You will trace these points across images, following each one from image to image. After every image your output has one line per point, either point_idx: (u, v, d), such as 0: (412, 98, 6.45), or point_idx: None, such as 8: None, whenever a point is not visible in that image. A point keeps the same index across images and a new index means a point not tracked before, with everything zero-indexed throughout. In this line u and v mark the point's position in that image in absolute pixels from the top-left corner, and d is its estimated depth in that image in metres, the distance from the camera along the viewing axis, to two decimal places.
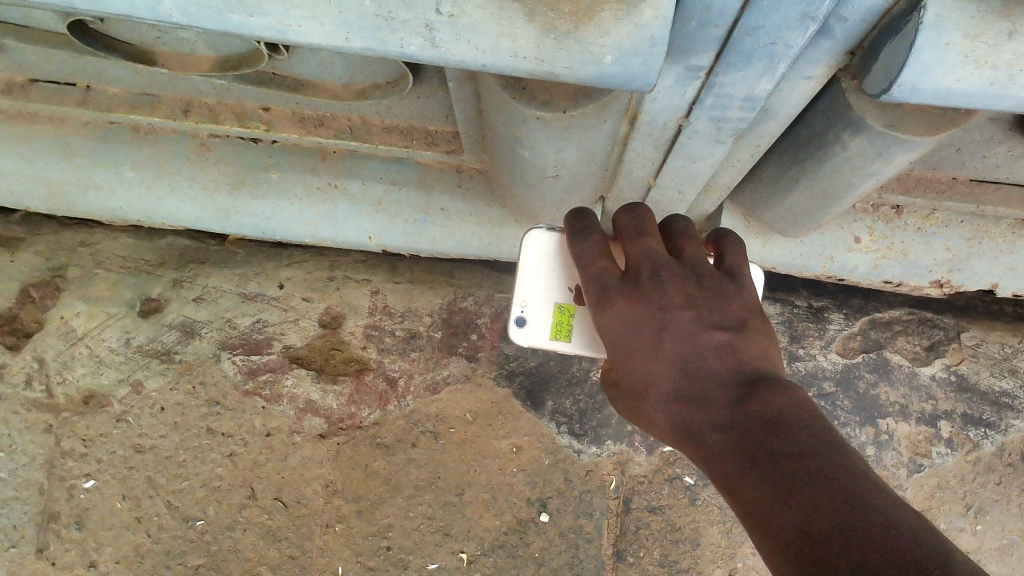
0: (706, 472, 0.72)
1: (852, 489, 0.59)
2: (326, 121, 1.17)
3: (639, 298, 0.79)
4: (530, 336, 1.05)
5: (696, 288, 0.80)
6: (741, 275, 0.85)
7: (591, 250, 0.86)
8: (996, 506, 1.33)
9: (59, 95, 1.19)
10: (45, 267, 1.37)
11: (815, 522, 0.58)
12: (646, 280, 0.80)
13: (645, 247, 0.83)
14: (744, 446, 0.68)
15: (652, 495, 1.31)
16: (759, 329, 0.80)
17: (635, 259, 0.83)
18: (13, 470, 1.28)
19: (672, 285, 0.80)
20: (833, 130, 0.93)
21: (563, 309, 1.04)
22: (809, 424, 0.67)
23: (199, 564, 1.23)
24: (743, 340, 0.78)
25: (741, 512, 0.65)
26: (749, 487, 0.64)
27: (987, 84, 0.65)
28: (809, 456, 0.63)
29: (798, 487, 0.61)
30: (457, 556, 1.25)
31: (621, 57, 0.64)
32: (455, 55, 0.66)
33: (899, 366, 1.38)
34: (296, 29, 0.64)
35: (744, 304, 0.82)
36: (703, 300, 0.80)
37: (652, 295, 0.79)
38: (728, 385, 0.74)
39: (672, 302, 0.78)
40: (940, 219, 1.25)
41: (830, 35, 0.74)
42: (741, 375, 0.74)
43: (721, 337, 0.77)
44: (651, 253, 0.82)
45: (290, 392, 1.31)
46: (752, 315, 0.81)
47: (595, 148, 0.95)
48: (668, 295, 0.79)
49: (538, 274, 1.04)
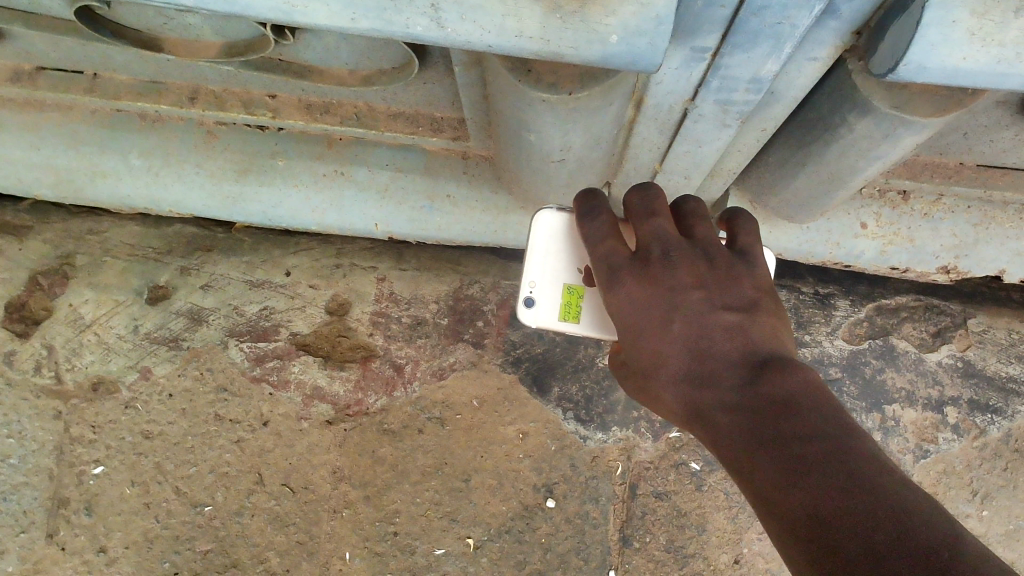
0: (714, 452, 0.73)
1: (860, 470, 0.60)
2: (333, 108, 1.18)
3: (649, 278, 0.78)
4: (537, 317, 1.06)
5: (706, 268, 0.80)
6: (752, 256, 0.84)
7: (601, 231, 0.85)
8: (1002, 491, 1.33)
9: (66, 83, 1.20)
10: (52, 255, 1.37)
11: (824, 503, 0.58)
12: (656, 260, 0.79)
13: (656, 227, 0.82)
14: (753, 427, 0.68)
15: (658, 481, 1.32)
16: (769, 310, 0.80)
17: (644, 240, 0.82)
18: (22, 456, 1.29)
19: (683, 266, 0.79)
20: (840, 113, 0.92)
21: (571, 290, 1.04)
22: (818, 405, 0.67)
23: (208, 549, 1.24)
24: (753, 321, 0.77)
25: (750, 492, 0.66)
26: (758, 467, 0.65)
27: (994, 62, 0.64)
28: (816, 436, 0.63)
29: (807, 469, 0.61)
30: (463, 542, 1.25)
31: (628, 37, 0.64)
32: (461, 36, 0.66)
33: (905, 352, 1.38)
34: (303, 10, 0.64)
35: (755, 285, 0.81)
36: (714, 281, 0.79)
37: (661, 276, 0.78)
38: (738, 366, 0.74)
39: (683, 283, 0.78)
40: (947, 205, 1.24)
41: (836, 15, 0.73)
42: (750, 357, 0.74)
43: (731, 318, 0.77)
44: (662, 233, 0.81)
45: (297, 378, 1.32)
46: (762, 296, 0.81)
47: (601, 132, 0.95)
48: (679, 276, 0.78)
49: (547, 255, 1.04)
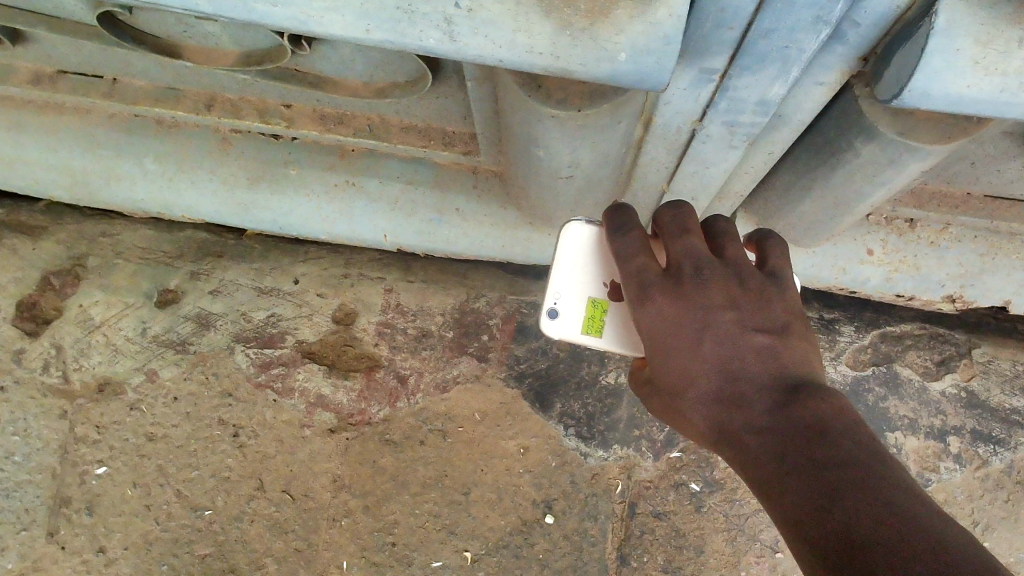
0: (741, 474, 0.74)
1: (898, 502, 0.60)
2: (347, 119, 1.20)
3: (680, 296, 0.78)
4: (561, 329, 1.05)
5: (738, 288, 0.79)
6: (783, 279, 0.84)
7: (631, 246, 0.84)
8: (1004, 523, 1.32)
9: (86, 87, 1.22)
10: (66, 257, 1.40)
11: (859, 530, 0.59)
12: (688, 278, 0.79)
13: (688, 245, 0.81)
14: (785, 452, 0.68)
15: (658, 501, 1.31)
16: (800, 334, 0.80)
17: (677, 256, 0.81)
18: (27, 454, 1.30)
19: (715, 285, 0.78)
20: (846, 138, 0.93)
21: (596, 304, 1.04)
22: (852, 432, 0.67)
23: (207, 553, 1.24)
24: (784, 345, 0.78)
25: (777, 516, 0.66)
26: (788, 491, 0.66)
27: (997, 91, 0.66)
28: (850, 464, 0.64)
29: (839, 495, 0.62)
30: (461, 555, 1.25)
31: (636, 56, 0.65)
32: (473, 49, 0.67)
33: (909, 380, 1.38)
34: (319, 20, 0.65)
35: (785, 307, 0.81)
36: (746, 301, 0.79)
37: (692, 294, 0.78)
38: (768, 389, 0.74)
39: (714, 302, 0.77)
40: (954, 234, 1.25)
41: (843, 40, 0.74)
42: (781, 380, 0.75)
43: (762, 340, 0.77)
44: (694, 251, 0.80)
45: (301, 385, 1.32)
46: (794, 319, 0.81)
47: (609, 150, 0.96)
48: (711, 295, 0.78)
49: (574, 268, 1.04)
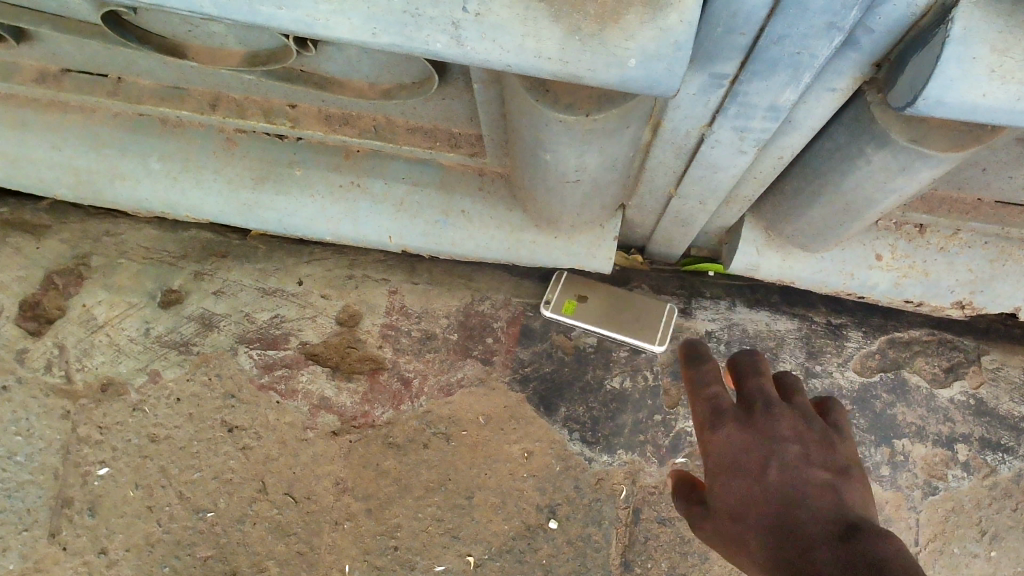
0: None
1: None
2: (351, 120, 1.19)
3: (750, 425, 0.78)
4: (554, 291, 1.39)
5: (809, 430, 0.78)
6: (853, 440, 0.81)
7: (709, 374, 0.86)
8: (1012, 533, 1.29)
9: (91, 86, 1.22)
10: (70, 256, 1.40)
11: None
12: (761, 411, 0.79)
13: (762, 384, 0.83)
14: None
15: (663, 506, 1.29)
16: (869, 490, 0.74)
17: (750, 392, 0.82)
18: (30, 454, 1.28)
19: (784, 419, 0.78)
20: (858, 144, 0.92)
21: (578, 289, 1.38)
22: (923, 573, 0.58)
23: (209, 555, 1.22)
24: (847, 487, 0.73)
25: None
26: None
27: (1015, 99, 0.64)
28: None
29: None
30: (464, 560, 1.23)
31: (646, 61, 0.64)
32: (481, 54, 0.66)
33: (918, 387, 1.37)
34: (324, 24, 0.65)
35: (849, 456, 0.78)
36: (815, 442, 0.77)
37: (764, 423, 0.78)
38: (830, 522, 0.67)
39: (783, 434, 0.77)
40: (963, 239, 1.24)
41: (856, 47, 0.73)
42: (846, 520, 0.67)
43: (827, 479, 0.72)
44: (766, 390, 0.82)
45: (304, 388, 1.32)
46: (860, 471, 0.76)
47: (617, 154, 0.95)
48: (781, 427, 0.77)
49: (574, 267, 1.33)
